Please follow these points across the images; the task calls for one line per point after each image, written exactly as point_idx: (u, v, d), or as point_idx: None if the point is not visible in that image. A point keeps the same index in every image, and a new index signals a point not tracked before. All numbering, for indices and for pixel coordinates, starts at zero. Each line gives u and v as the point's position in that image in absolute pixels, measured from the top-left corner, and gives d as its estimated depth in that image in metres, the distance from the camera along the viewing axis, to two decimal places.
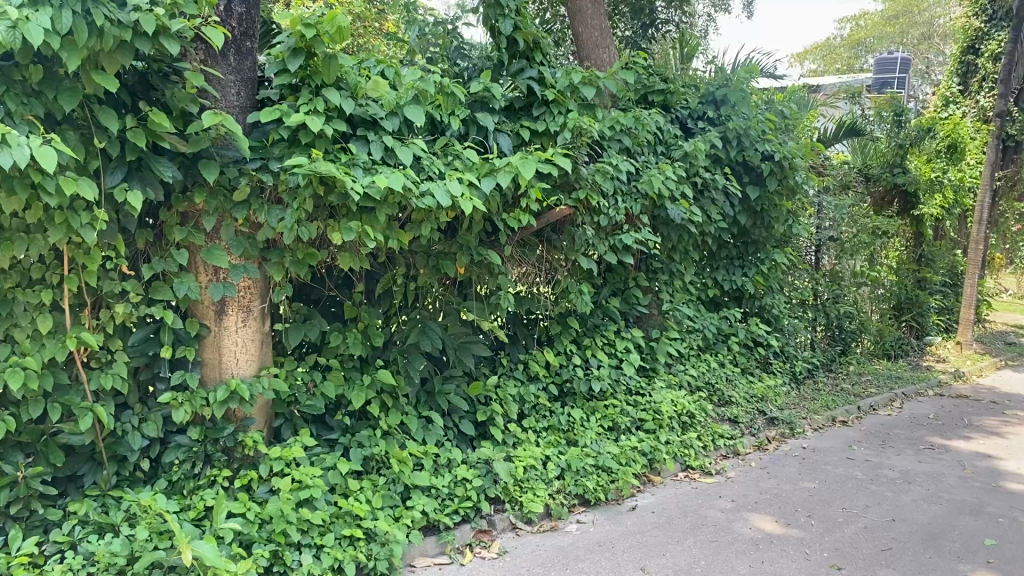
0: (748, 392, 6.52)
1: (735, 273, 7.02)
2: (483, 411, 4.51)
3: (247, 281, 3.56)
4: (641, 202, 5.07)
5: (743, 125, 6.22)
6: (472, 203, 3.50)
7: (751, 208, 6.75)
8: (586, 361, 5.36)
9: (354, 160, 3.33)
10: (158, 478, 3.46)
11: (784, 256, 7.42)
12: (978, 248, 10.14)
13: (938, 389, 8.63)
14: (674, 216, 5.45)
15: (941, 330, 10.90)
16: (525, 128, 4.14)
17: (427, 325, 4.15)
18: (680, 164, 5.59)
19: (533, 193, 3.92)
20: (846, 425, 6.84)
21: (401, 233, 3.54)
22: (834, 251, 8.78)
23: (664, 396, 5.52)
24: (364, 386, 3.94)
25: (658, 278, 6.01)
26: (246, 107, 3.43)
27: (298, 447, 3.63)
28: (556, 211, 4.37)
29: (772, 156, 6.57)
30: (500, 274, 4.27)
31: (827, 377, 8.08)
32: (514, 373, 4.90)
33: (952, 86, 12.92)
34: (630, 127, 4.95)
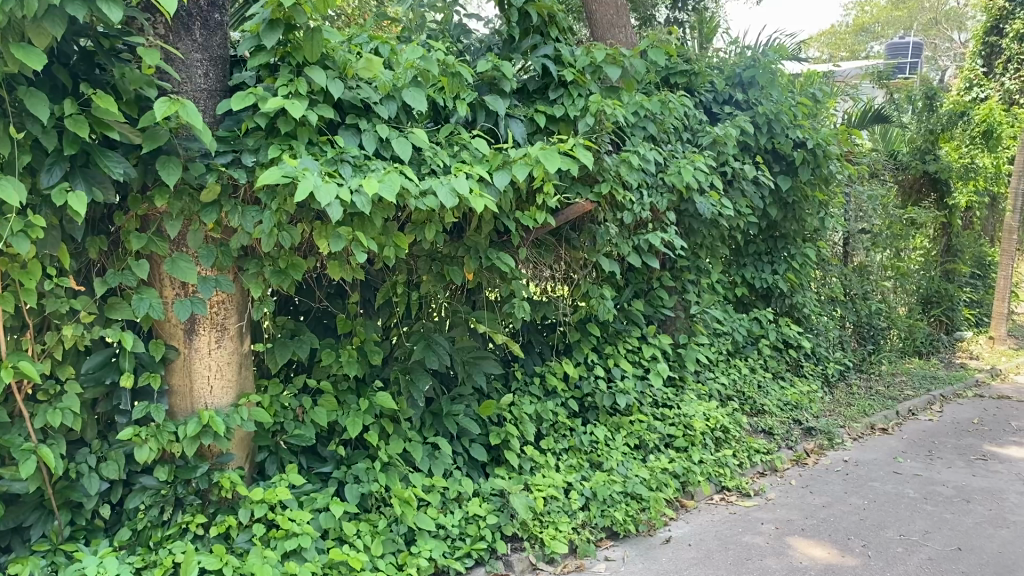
0: (781, 400, 6.01)
1: (765, 270, 6.50)
2: (496, 433, 3.99)
3: (221, 296, 3.04)
4: (668, 196, 4.56)
5: (774, 109, 5.71)
6: (483, 201, 2.99)
7: (781, 199, 6.22)
8: (608, 372, 4.85)
9: (342, 154, 2.82)
10: (121, 527, 2.96)
11: (815, 250, 6.89)
12: (1011, 238, 9.59)
13: (976, 390, 8.10)
14: (703, 210, 4.92)
15: (972, 325, 10.35)
16: (540, 113, 3.59)
17: (432, 339, 3.64)
18: (709, 153, 5.07)
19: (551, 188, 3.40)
20: (886, 433, 6.32)
21: (399, 238, 3.03)
22: (863, 244, 8.25)
23: (694, 409, 5.01)
24: (361, 412, 3.44)
25: (684, 278, 5.48)
26: (215, 90, 2.91)
27: (284, 487, 3.13)
28: (575, 207, 3.84)
29: (803, 143, 6.04)
30: (514, 280, 3.74)
31: (860, 379, 7.55)
32: (530, 387, 4.40)
33: (975, 68, 12.36)
34: (656, 113, 4.43)
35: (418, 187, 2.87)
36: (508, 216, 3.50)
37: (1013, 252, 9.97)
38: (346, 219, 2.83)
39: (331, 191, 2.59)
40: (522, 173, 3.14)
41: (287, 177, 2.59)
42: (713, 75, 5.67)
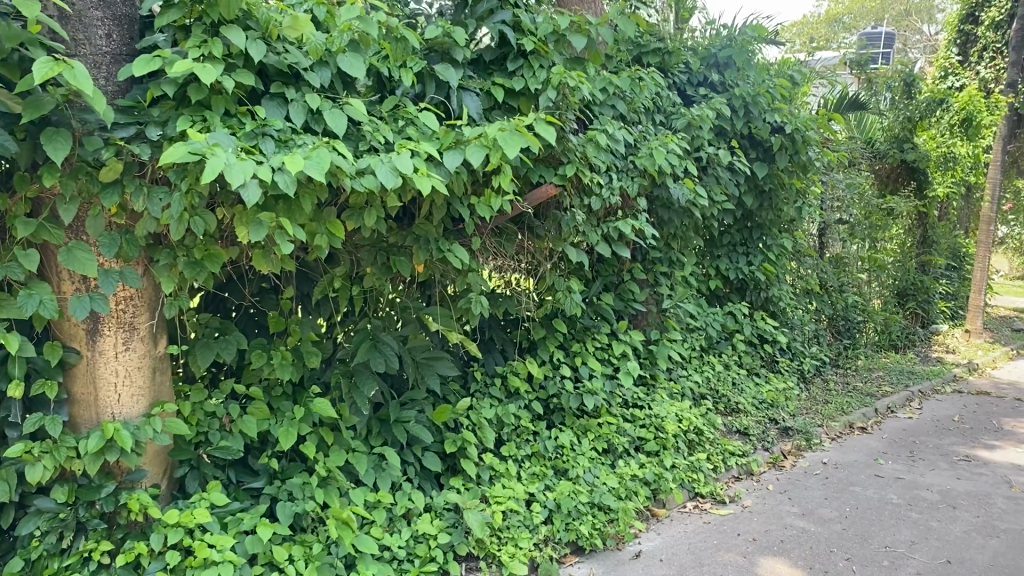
0: (756, 398, 5.73)
1: (740, 261, 6.14)
2: (452, 440, 3.64)
3: (128, 291, 2.65)
4: (639, 180, 4.22)
5: (751, 91, 5.40)
6: (430, 182, 2.64)
7: (757, 187, 5.92)
8: (575, 371, 4.51)
9: (265, 127, 2.47)
10: (13, 556, 2.55)
11: (792, 241, 6.60)
12: (988, 229, 9.40)
13: (953, 385, 7.89)
14: (677, 196, 4.59)
15: (947, 317, 10.16)
16: (498, 86, 3.24)
17: (378, 339, 3.27)
18: (682, 136, 4.74)
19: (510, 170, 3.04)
20: (865, 432, 6.06)
21: (334, 225, 2.67)
22: (840, 235, 7.99)
23: (666, 410, 4.69)
24: (296, 420, 3.08)
25: (656, 270, 5.16)
26: (120, 55, 2.52)
27: (205, 508, 2.76)
28: (538, 192, 3.49)
29: (780, 129, 5.74)
30: (470, 272, 3.39)
31: (836, 375, 7.29)
32: (490, 389, 4.05)
33: (950, 57, 12.14)
34: (626, 91, 4.09)
35: (353, 166, 2.52)
36: (462, 202, 3.13)
37: (989, 244, 9.78)
38: (269, 203, 2.47)
39: (246, 169, 2.25)
40: (475, 151, 2.79)
41: (196, 153, 2.24)
42: (687, 54, 5.34)
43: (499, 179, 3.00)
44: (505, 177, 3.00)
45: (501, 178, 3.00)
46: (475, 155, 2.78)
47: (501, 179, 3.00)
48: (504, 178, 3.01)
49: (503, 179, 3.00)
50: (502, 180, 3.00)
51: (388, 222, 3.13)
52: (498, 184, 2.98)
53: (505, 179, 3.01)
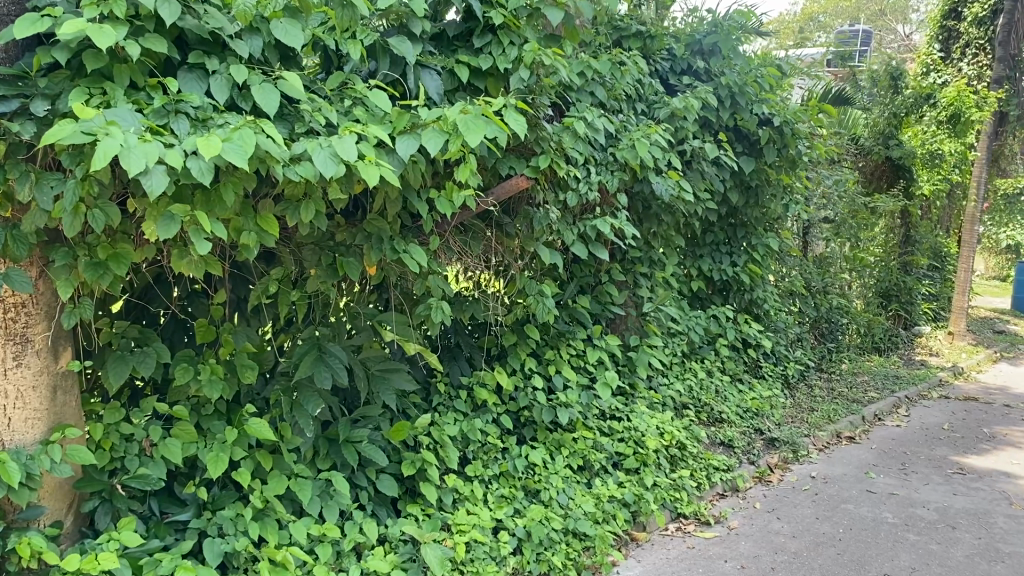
0: (740, 406, 5.42)
1: (723, 261, 5.84)
2: (410, 462, 3.26)
3: (18, 296, 2.24)
4: (619, 174, 3.86)
5: (737, 80, 5.06)
6: (379, 171, 2.26)
7: (742, 183, 5.59)
8: (548, 380, 4.15)
9: (180, 104, 2.08)
10: None
11: (778, 240, 6.27)
12: (973, 228, 9.16)
13: (940, 390, 7.61)
14: (659, 192, 4.24)
15: (930, 319, 9.92)
16: (463, 65, 2.85)
17: (325, 350, 2.89)
18: (666, 127, 4.39)
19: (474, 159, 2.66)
20: (853, 442, 5.76)
21: (264, 220, 2.29)
22: (824, 234, 7.71)
23: (647, 423, 4.34)
24: (228, 444, 2.69)
25: (636, 271, 4.81)
26: (9, 16, 2.12)
27: (115, 549, 2.36)
28: (507, 185, 3.11)
29: (768, 121, 5.40)
30: (430, 274, 3.01)
31: (821, 380, 7.00)
32: (454, 403, 3.67)
33: (932, 53, 11.86)
34: (605, 75, 3.72)
35: (285, 151, 2.14)
36: (420, 195, 2.75)
37: (973, 244, 9.55)
38: (183, 194, 2.08)
39: (150, 153, 1.86)
40: (431, 134, 2.40)
41: (87, 133, 1.84)
42: (670, 40, 4.99)
43: (461, 169, 2.62)
44: (467, 167, 2.63)
45: (463, 167, 2.62)
46: (430, 139, 2.39)
47: (463, 169, 2.63)
48: (466, 167, 2.63)
49: (466, 169, 2.62)
50: (464, 170, 2.62)
51: (335, 217, 2.75)
52: (459, 175, 2.60)
53: (468, 168, 2.63)
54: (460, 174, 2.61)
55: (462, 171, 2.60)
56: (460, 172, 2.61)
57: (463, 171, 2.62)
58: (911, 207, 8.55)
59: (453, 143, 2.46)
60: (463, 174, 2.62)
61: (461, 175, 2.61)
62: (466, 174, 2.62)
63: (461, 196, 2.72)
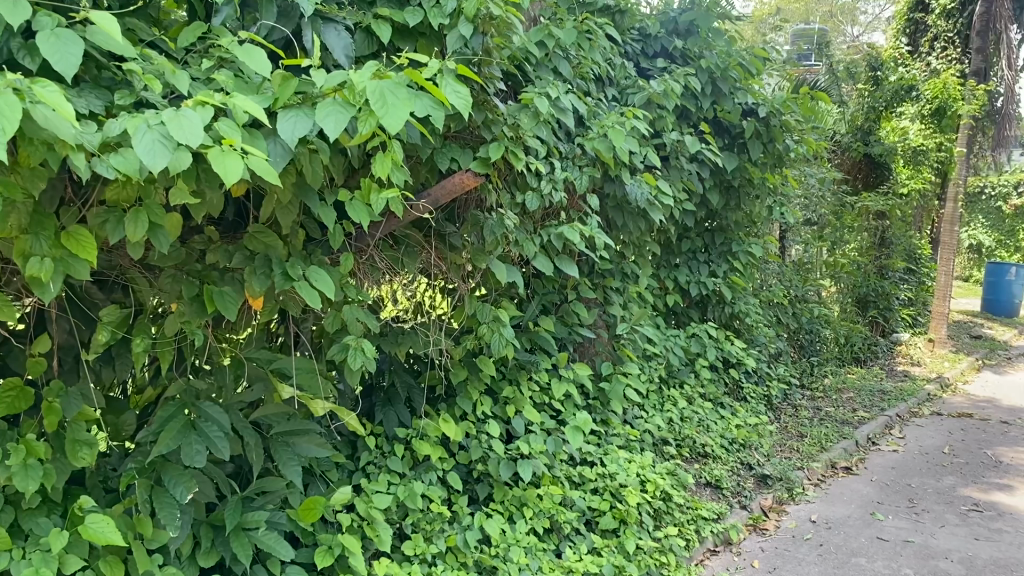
0: (725, 438, 4.72)
1: (701, 271, 5.13)
2: (327, 549, 2.49)
3: None
4: (590, 172, 3.12)
5: (719, 62, 4.36)
6: (244, 162, 1.50)
7: (723, 183, 4.88)
8: (506, 424, 3.40)
9: None
10: None
11: (760, 247, 5.60)
12: (953, 229, 8.62)
13: (930, 406, 7.02)
14: (635, 194, 3.51)
15: (907, 325, 9.38)
16: (383, 21, 2.09)
17: (200, 414, 2.15)
18: (642, 115, 3.66)
19: (397, 147, 1.90)
20: (851, 474, 5.09)
21: (69, 238, 1.53)
22: (802, 238, 7.08)
23: (625, 470, 3.61)
24: (56, 554, 1.89)
25: (607, 286, 4.08)
26: None
27: None
28: (448, 184, 2.34)
29: (752, 111, 4.71)
30: (346, 307, 2.24)
31: (806, 399, 6.35)
32: (389, 461, 2.92)
33: (899, 47, 11.27)
34: (571, 47, 2.98)
35: (86, 135, 1.38)
36: (324, 200, 1.99)
37: (953, 246, 9.00)
38: None
39: None
40: (331, 110, 1.57)
41: None
42: (641, 16, 4.27)
43: (377, 160, 1.86)
44: (386, 159, 1.87)
45: (377, 158, 1.87)
46: (328, 117, 1.55)
47: (379, 160, 1.87)
48: (384, 158, 1.87)
49: (384, 161, 1.87)
50: (382, 162, 1.86)
51: (204, 231, 1.99)
52: (375, 170, 1.84)
53: (387, 160, 1.88)
54: (377, 167, 1.85)
55: (378, 164, 1.85)
56: (376, 165, 1.86)
57: (380, 163, 1.86)
58: (892, 208, 7.98)
59: (366, 121, 1.62)
60: (381, 168, 1.86)
61: (379, 168, 1.85)
62: (384, 167, 1.86)
63: (382, 199, 1.94)
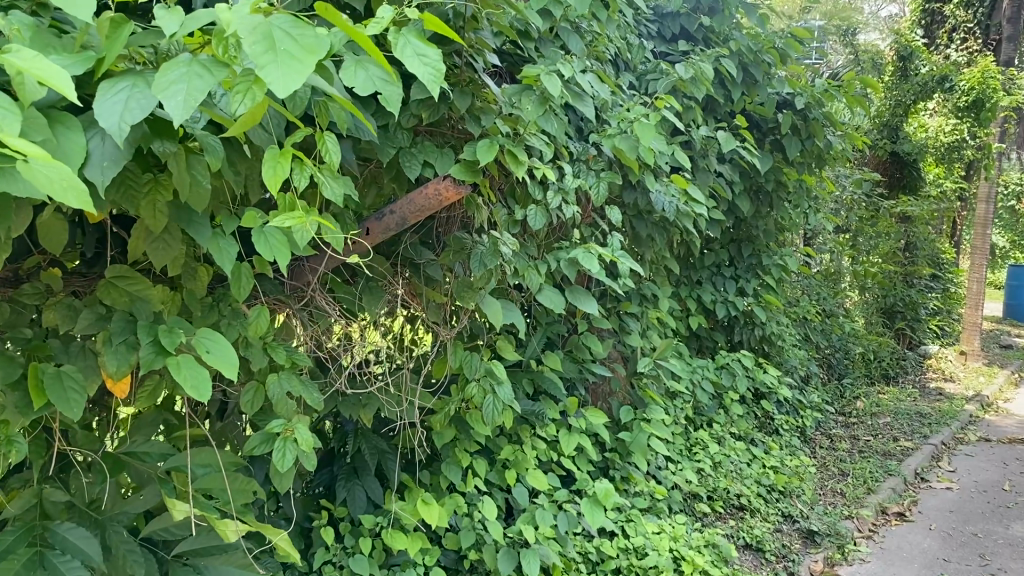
0: (761, 487, 4.03)
1: (728, 289, 4.44)
2: None
3: None
4: (608, 178, 2.43)
5: (752, 42, 3.66)
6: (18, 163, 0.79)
7: (754, 186, 4.19)
8: (506, 497, 2.70)
9: None
10: None
11: (792, 258, 4.89)
12: (987, 232, 7.95)
13: (974, 430, 6.31)
14: (661, 203, 2.81)
15: (936, 337, 8.68)
16: None
17: (56, 542, 1.43)
18: (669, 105, 2.96)
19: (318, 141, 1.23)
20: (905, 521, 4.39)
21: None
22: (829, 246, 6.39)
23: (654, 546, 2.89)
24: None
25: (623, 313, 3.39)
26: None
27: None
28: (421, 197, 1.64)
29: (787, 102, 4.02)
30: (272, 381, 1.56)
31: (840, 428, 5.66)
32: (352, 559, 2.25)
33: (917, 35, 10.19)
34: (583, 13, 2.28)
35: None
36: (218, 228, 1.30)
37: (986, 250, 8.30)
38: None
39: None
40: (180, 75, 0.88)
41: None
42: None
43: (268, 157, 1.12)
44: (284, 157, 1.13)
45: (269, 154, 1.12)
46: (172, 87, 0.87)
47: (271, 158, 1.12)
48: (282, 155, 1.13)
49: (281, 159, 1.13)
50: (277, 161, 1.12)
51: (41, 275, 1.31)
52: (264, 176, 1.10)
53: (288, 158, 1.13)
54: (268, 168, 1.11)
55: (269, 165, 1.11)
56: (266, 167, 1.11)
57: (272, 164, 1.12)
58: (922, 211, 7.31)
59: (248, 90, 0.93)
60: (275, 170, 1.12)
61: (271, 169, 1.11)
62: (280, 169, 1.12)
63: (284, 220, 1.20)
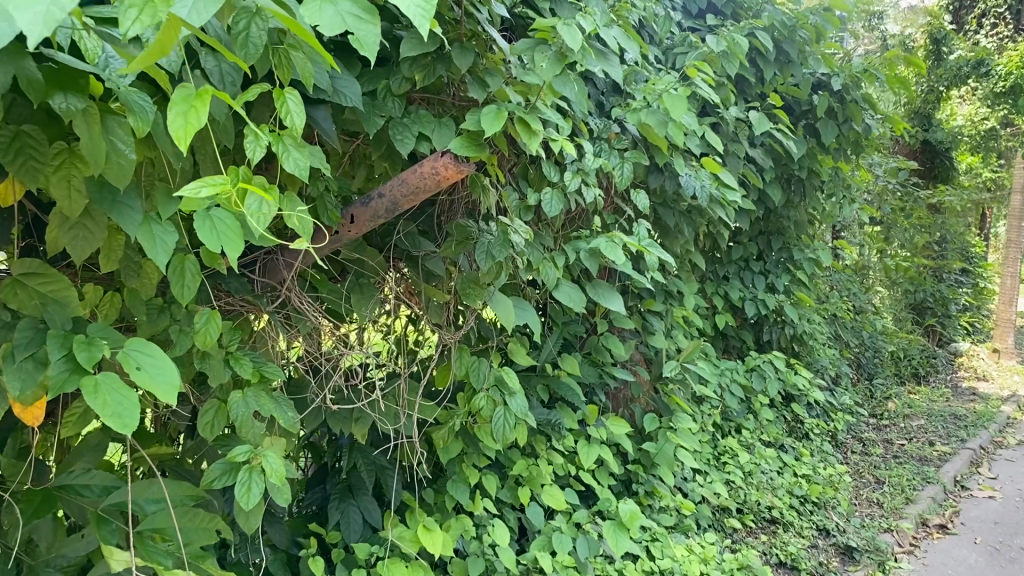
0: (794, 498, 3.74)
1: (757, 285, 4.14)
2: None
3: None
4: (634, 160, 2.15)
5: (786, 16, 3.36)
6: None
7: (785, 174, 3.90)
8: (518, 517, 2.43)
9: None
10: None
11: (824, 251, 4.59)
12: (1021, 225, 7.60)
13: (1013, 433, 5.99)
14: (691, 188, 2.53)
15: (967, 334, 8.34)
16: None
17: None
18: (700, 81, 2.67)
19: (275, 94, 0.98)
20: (947, 534, 4.08)
21: None
22: (859, 239, 6.07)
23: (683, 570, 2.61)
24: None
25: (647, 310, 3.11)
26: None
27: None
28: (413, 178, 1.35)
29: (823, 83, 3.72)
30: (234, 402, 1.28)
31: (872, 431, 5.35)
32: None
33: None
34: None
35: None
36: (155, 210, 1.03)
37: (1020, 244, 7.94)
38: None
39: None
40: None
41: None
42: None
43: (177, 101, 0.84)
44: (202, 100, 0.85)
45: (179, 98, 0.84)
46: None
47: (183, 101, 0.84)
48: (198, 98, 0.85)
49: (197, 104, 0.85)
50: (190, 107, 0.84)
51: None
52: (167, 127, 0.82)
53: (206, 103, 0.85)
54: (175, 116, 0.83)
55: (176, 112, 0.83)
56: (173, 116, 0.83)
57: (182, 111, 0.83)
58: (955, 202, 6.98)
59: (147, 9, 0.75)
60: (187, 119, 0.83)
61: (179, 117, 0.83)
62: (195, 118, 0.84)
63: (207, 189, 0.92)
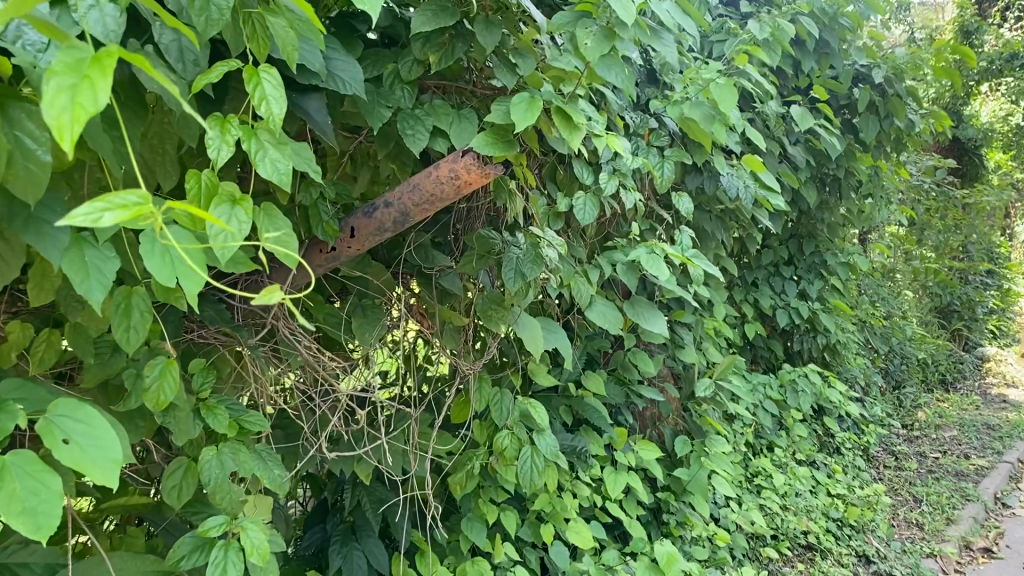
0: (832, 521, 3.47)
1: (789, 292, 3.88)
2: None
3: None
4: (674, 159, 1.89)
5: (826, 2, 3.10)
6: None
7: (820, 173, 3.63)
8: (541, 558, 2.17)
9: None
10: None
11: (858, 255, 4.32)
12: None
13: None
14: (732, 190, 2.28)
15: (994, 338, 8.04)
16: None
17: None
18: (740, 71, 2.42)
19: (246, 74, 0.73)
20: (993, 557, 3.81)
21: None
22: (886, 240, 5.79)
23: None
24: None
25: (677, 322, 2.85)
26: None
27: None
28: (429, 184, 1.09)
29: (863, 75, 3.46)
30: (205, 462, 1.04)
31: (904, 444, 5.07)
32: None
33: None
34: None
35: None
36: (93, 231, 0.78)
37: None
38: None
39: None
40: None
41: None
42: None
43: (60, 70, 0.55)
44: (101, 69, 0.56)
45: (64, 67, 0.55)
46: None
47: (72, 72, 0.56)
48: (96, 66, 0.56)
49: (95, 74, 0.56)
50: (81, 78, 0.55)
51: None
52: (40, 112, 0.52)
53: (110, 74, 0.56)
54: (54, 90, 0.53)
55: (50, 84, 0.53)
56: (53, 90, 0.54)
57: (65, 83, 0.54)
58: (985, 202, 6.66)
59: None
60: (75, 97, 0.54)
61: (61, 93, 0.54)
62: (90, 97, 0.55)
63: (111, 214, 0.57)
